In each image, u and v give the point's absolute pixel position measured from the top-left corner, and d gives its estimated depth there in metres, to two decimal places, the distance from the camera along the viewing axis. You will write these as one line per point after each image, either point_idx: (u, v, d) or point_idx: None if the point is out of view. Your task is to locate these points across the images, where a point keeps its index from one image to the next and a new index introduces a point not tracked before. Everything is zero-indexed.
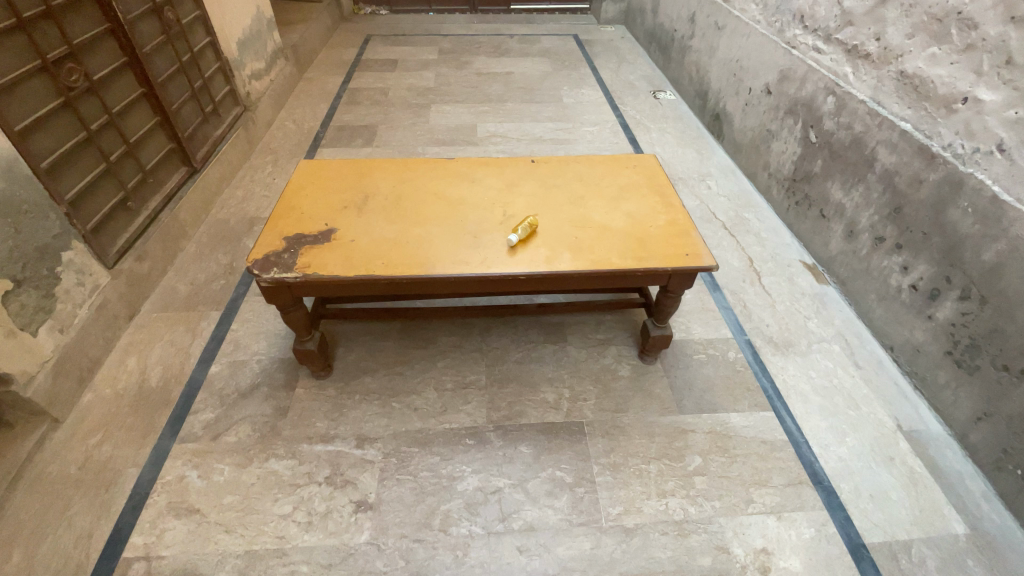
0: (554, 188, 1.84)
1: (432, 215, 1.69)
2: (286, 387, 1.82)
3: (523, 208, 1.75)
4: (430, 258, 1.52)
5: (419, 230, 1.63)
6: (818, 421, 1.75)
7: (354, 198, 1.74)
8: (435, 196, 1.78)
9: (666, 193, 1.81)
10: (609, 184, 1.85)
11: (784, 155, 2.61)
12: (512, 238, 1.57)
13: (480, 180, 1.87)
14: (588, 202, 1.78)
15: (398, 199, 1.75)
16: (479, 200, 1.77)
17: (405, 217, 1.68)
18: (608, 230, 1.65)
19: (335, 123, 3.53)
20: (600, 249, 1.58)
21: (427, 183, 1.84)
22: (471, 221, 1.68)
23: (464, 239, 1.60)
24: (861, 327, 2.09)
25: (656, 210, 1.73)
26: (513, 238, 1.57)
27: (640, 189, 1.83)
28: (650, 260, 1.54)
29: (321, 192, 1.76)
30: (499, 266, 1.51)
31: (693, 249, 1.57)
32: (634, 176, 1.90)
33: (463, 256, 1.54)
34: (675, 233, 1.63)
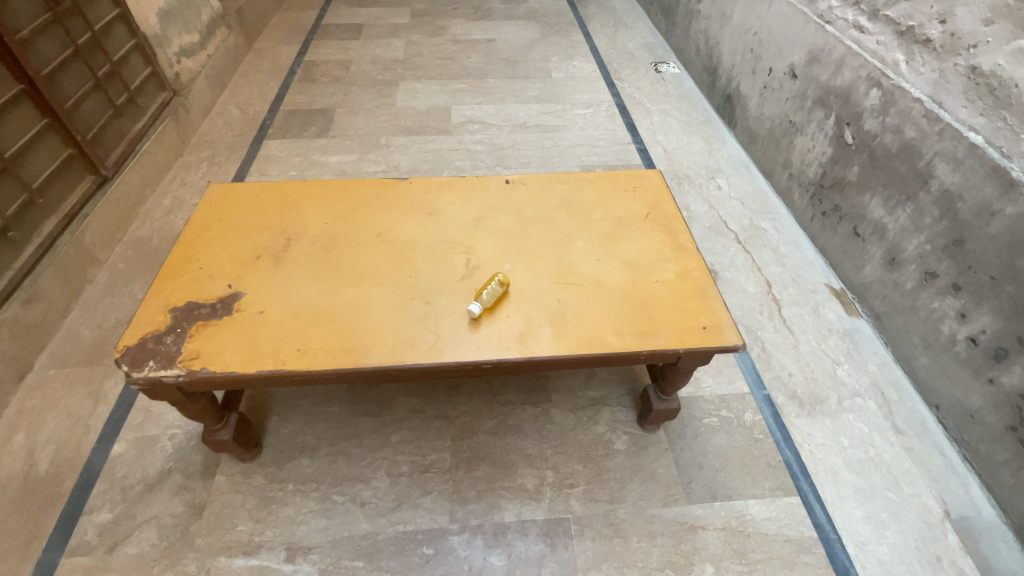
0: (533, 221, 1.44)
1: (374, 267, 1.30)
2: (206, 474, 1.50)
3: (491, 251, 1.36)
4: (364, 339, 1.14)
5: (353, 291, 1.23)
6: (852, 510, 1.45)
7: (273, 243, 1.35)
8: (380, 237, 1.38)
9: (676, 229, 1.41)
10: (604, 216, 1.46)
11: (811, 154, 2.20)
12: (476, 309, 1.17)
13: (440, 210, 1.46)
14: (577, 243, 1.38)
15: (331, 244, 1.35)
16: (435, 241, 1.38)
17: (336, 270, 1.28)
18: (601, 287, 1.26)
19: (286, 106, 3.04)
20: (590, 319, 1.19)
21: (370, 217, 1.43)
22: (423, 274, 1.28)
23: (411, 304, 1.21)
24: (900, 375, 1.76)
25: (663, 256, 1.34)
26: (477, 308, 1.18)
27: (642, 223, 1.44)
28: (656, 337, 1.16)
29: (232, 234, 1.37)
30: (456, 350, 1.13)
31: (712, 319, 1.20)
32: (635, 203, 1.50)
33: (407, 334, 1.15)
34: (687, 294, 1.25)
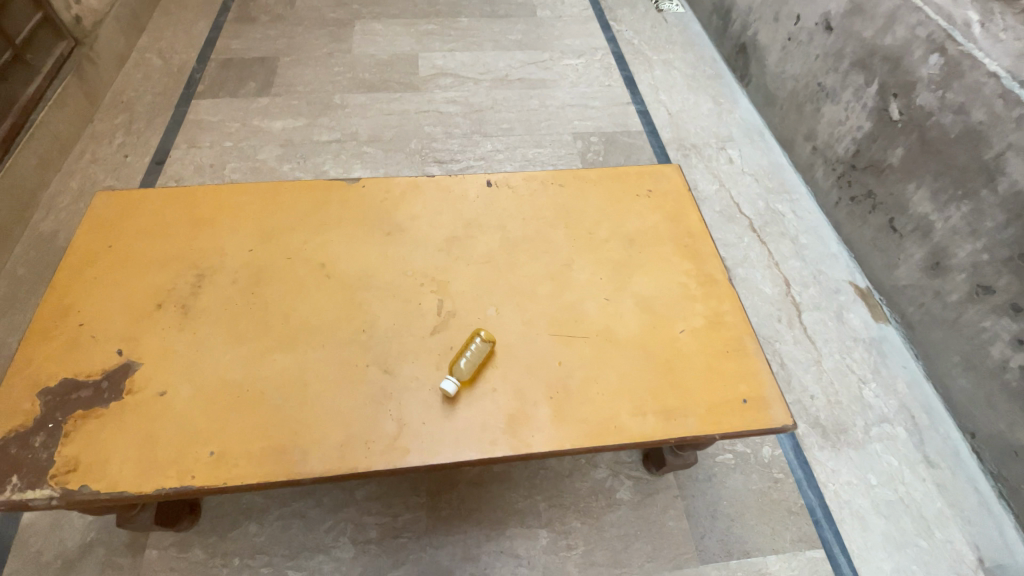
0: (522, 241, 1.13)
1: (314, 317, 0.99)
2: (134, 546, 1.24)
3: (470, 288, 1.05)
4: (302, 433, 0.86)
5: (289, 356, 0.94)
6: (881, 564, 1.29)
7: (184, 283, 1.04)
8: (324, 269, 1.06)
9: (703, 253, 1.13)
10: (613, 233, 1.15)
11: (842, 127, 1.89)
12: (452, 383, 0.89)
13: (402, 226, 1.13)
14: (580, 274, 1.08)
15: (259, 283, 1.04)
16: (397, 273, 1.06)
17: (265, 324, 0.98)
18: (612, 342, 0.98)
19: (218, 55, 2.52)
20: (601, 393, 0.92)
21: (312, 239, 1.10)
22: (381, 326, 0.98)
23: (367, 375, 0.92)
24: (931, 395, 1.58)
25: (689, 293, 1.06)
26: (455, 382, 0.90)
27: (661, 244, 1.14)
28: (685, 417, 0.90)
29: (131, 271, 1.05)
30: (426, 445, 0.85)
31: (753, 389, 0.94)
32: (650, 214, 1.19)
33: (361, 423, 0.87)
34: (721, 351, 0.98)
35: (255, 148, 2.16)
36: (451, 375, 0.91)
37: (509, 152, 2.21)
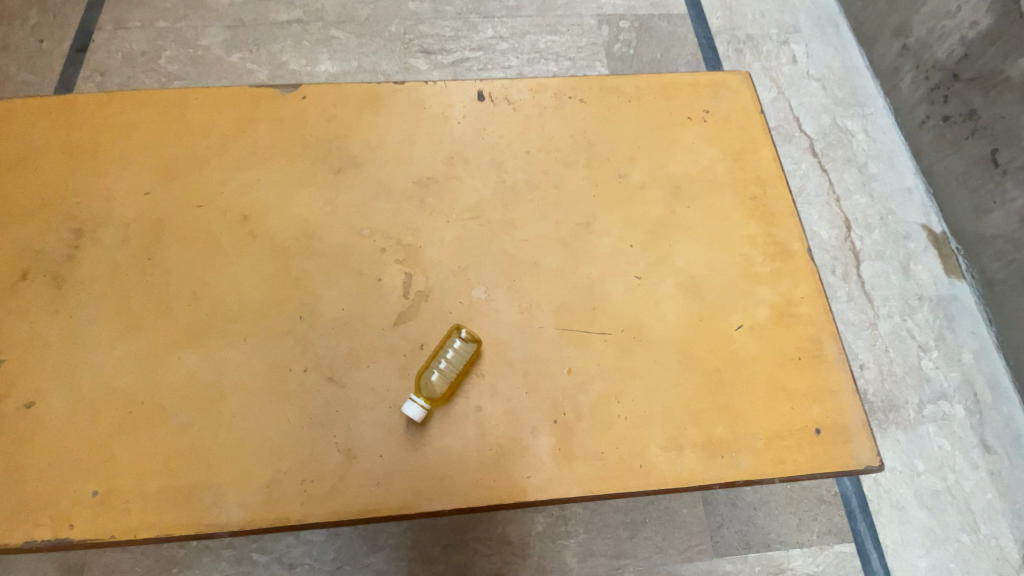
0: (525, 186, 0.80)
1: (233, 298, 0.72)
2: None
3: (449, 257, 0.75)
4: (213, 469, 0.63)
5: (197, 356, 0.69)
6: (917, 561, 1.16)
7: (63, 246, 0.77)
8: (248, 225, 0.77)
9: (775, 211, 0.81)
10: (653, 178, 0.82)
11: (948, 22, 1.44)
12: (421, 405, 0.65)
13: (356, 161, 0.81)
14: (604, 238, 0.77)
15: (161, 247, 0.76)
16: (346, 232, 0.76)
17: (167, 308, 0.72)
18: (643, 341, 0.71)
19: None
20: (623, 418, 0.67)
21: (231, 180, 0.80)
22: (324, 313, 0.71)
23: (304, 384, 0.67)
24: (1000, 368, 1.34)
25: (753, 271, 0.76)
26: (427, 403, 0.65)
27: (718, 197, 0.81)
28: (736, 454, 0.67)
29: None
30: (382, 487, 0.63)
31: (829, 414, 0.70)
32: (705, 149, 0.85)
33: (292, 456, 0.64)
34: (790, 358, 0.72)
35: (196, 30, 1.72)
36: (421, 393, 0.66)
37: (515, 40, 1.75)
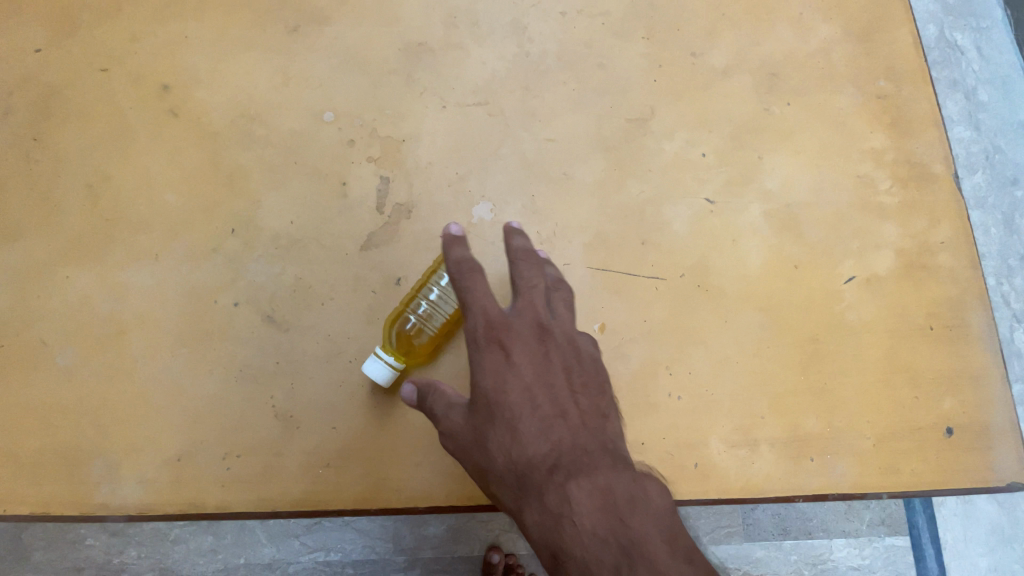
0: (555, 63, 0.56)
1: (142, 199, 0.52)
2: None
3: (442, 158, 0.53)
4: (109, 430, 0.47)
5: (92, 275, 0.50)
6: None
7: None
8: (167, 99, 0.55)
9: (913, 117, 0.57)
10: (741, 62, 0.57)
11: None
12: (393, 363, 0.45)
13: (318, 16, 0.57)
14: (665, 145, 0.54)
15: (51, 124, 0.55)
16: (301, 116, 0.54)
17: (54, 209, 0.52)
18: (710, 293, 0.50)
19: None
20: (674, 398, 0.48)
21: (146, 36, 0.57)
22: (264, 228, 0.51)
23: (232, 324, 0.49)
24: None
25: (876, 202, 0.54)
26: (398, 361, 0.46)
27: (832, 94, 0.57)
28: (831, 456, 0.47)
29: None
30: (333, 469, 0.46)
31: (965, 408, 0.49)
32: (819, 24, 0.59)
33: (214, 421, 0.47)
34: (919, 328, 0.51)
35: None
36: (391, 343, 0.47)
37: None
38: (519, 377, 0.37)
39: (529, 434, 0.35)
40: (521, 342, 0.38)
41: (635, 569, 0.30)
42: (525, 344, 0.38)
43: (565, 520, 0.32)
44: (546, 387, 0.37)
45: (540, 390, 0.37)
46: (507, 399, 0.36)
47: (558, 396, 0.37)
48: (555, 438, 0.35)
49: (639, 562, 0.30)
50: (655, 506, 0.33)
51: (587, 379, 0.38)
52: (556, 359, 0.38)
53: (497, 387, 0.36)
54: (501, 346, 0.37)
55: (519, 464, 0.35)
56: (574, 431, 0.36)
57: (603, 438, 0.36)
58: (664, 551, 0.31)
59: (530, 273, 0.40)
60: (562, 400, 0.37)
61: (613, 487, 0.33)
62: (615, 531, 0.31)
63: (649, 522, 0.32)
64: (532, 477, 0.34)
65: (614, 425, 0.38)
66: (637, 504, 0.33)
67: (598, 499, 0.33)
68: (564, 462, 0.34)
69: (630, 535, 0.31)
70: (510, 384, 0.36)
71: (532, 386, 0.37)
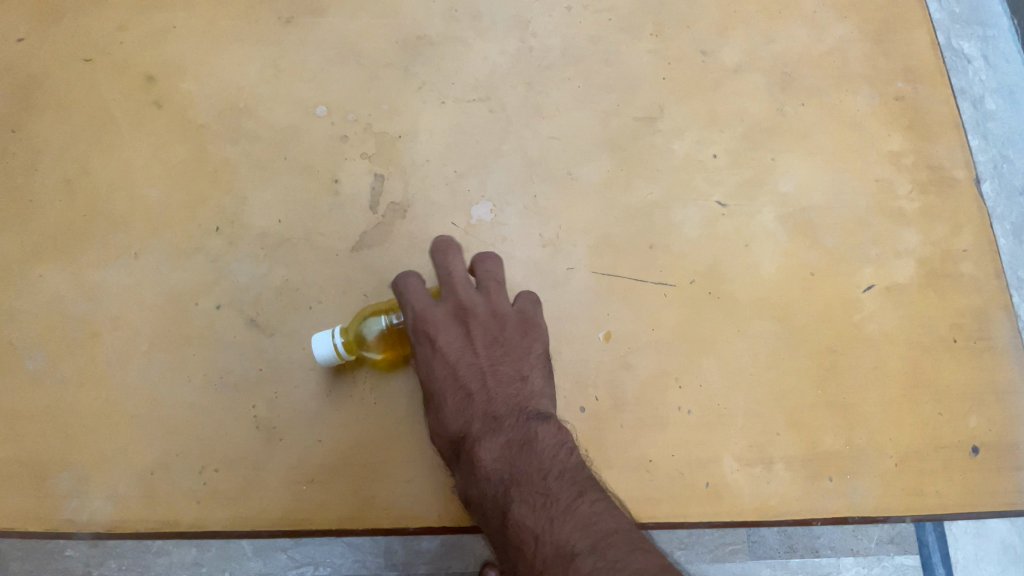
0: (560, 58, 0.54)
1: (122, 195, 0.49)
2: None
3: (440, 156, 0.50)
4: (78, 440, 0.44)
5: (65, 277, 0.47)
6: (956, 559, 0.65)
7: None
8: (152, 90, 0.53)
9: (933, 119, 0.54)
10: (753, 60, 0.55)
11: None
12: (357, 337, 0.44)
13: (313, 8, 0.54)
14: (674, 145, 0.51)
15: (29, 115, 0.52)
16: (293, 110, 0.51)
17: (28, 204, 0.49)
18: (721, 300, 0.47)
19: None
20: (684, 412, 0.45)
21: (132, 25, 0.55)
22: (251, 226, 0.48)
23: (214, 327, 0.46)
24: None
25: (896, 207, 0.51)
26: (365, 339, 0.44)
27: (849, 94, 0.54)
28: (851, 476, 0.44)
29: None
30: (318, 485, 0.43)
31: (992, 426, 0.47)
32: (833, 23, 0.57)
33: (191, 431, 0.44)
34: (942, 340, 0.48)
35: None
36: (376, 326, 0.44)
37: None
38: (441, 362, 0.40)
39: (450, 408, 0.40)
40: (443, 330, 0.41)
41: (512, 492, 0.35)
42: (446, 329, 0.41)
43: (470, 471, 0.38)
44: (469, 365, 0.40)
45: (464, 368, 0.40)
46: (433, 382, 0.40)
47: (477, 370, 0.40)
48: (466, 404, 0.40)
49: (515, 488, 0.35)
50: (548, 445, 0.37)
51: (509, 347, 0.41)
52: (477, 334, 0.41)
53: (425, 373, 0.41)
54: (421, 336, 0.41)
55: (445, 432, 0.40)
56: (488, 399, 0.39)
57: (518, 398, 0.40)
58: (543, 481, 0.35)
59: (449, 259, 0.42)
60: (479, 371, 0.40)
61: (511, 439, 0.37)
62: (504, 472, 0.36)
63: (536, 461, 0.36)
64: (451, 440, 0.40)
65: (533, 383, 0.41)
66: (527, 448, 0.37)
67: (495, 451, 0.37)
68: (474, 425, 0.39)
69: (515, 473, 0.36)
70: (433, 367, 0.40)
71: (451, 369, 0.40)
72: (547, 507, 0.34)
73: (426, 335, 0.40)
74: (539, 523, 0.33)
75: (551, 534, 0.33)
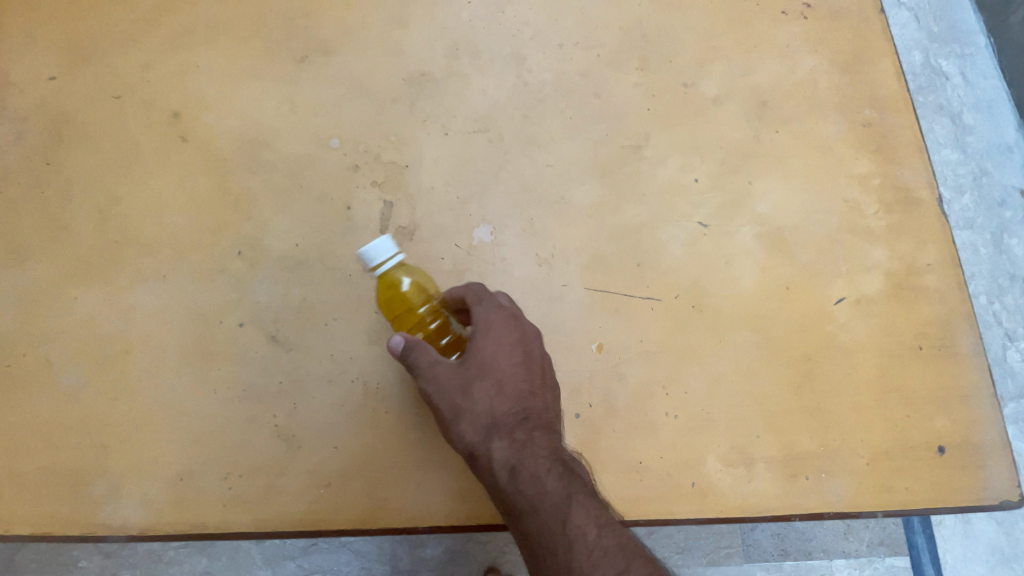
0: (553, 91, 0.58)
1: (151, 221, 0.53)
2: None
3: (443, 184, 0.55)
4: (112, 450, 0.47)
5: (98, 300, 0.51)
6: None
7: None
8: (177, 124, 0.57)
9: (898, 143, 0.59)
10: (731, 90, 0.59)
11: None
12: (397, 277, 0.49)
13: (325, 47, 0.59)
14: (658, 170, 0.56)
15: (63, 149, 0.57)
16: (308, 142, 0.56)
17: (64, 231, 0.53)
18: (704, 313, 0.51)
19: None
20: (670, 417, 0.49)
21: (158, 65, 0.59)
22: (270, 250, 0.52)
23: (237, 344, 0.49)
24: None
25: (864, 225, 0.55)
26: (399, 284, 0.49)
27: (819, 121, 0.59)
28: (825, 475, 0.48)
29: None
30: (334, 489, 0.47)
31: (956, 427, 0.50)
32: (804, 55, 0.61)
33: (216, 440, 0.47)
34: (909, 348, 0.52)
35: None
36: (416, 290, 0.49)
37: None
38: (506, 357, 0.45)
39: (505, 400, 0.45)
40: (512, 335, 0.46)
41: (566, 485, 0.42)
42: (516, 336, 0.46)
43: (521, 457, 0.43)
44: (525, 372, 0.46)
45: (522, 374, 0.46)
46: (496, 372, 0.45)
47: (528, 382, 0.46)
48: (524, 397, 0.45)
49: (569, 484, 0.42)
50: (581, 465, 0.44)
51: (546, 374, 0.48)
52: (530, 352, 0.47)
53: (486, 362, 0.45)
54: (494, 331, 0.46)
55: (490, 419, 0.44)
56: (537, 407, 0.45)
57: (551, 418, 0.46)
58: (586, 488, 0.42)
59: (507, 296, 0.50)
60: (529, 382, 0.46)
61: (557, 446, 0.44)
62: (556, 468, 0.42)
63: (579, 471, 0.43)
64: (501, 421, 0.44)
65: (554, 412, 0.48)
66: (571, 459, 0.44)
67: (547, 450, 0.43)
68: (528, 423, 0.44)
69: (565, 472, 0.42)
70: (498, 356, 0.45)
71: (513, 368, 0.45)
72: (595, 508, 0.41)
73: (501, 333, 0.46)
74: (593, 517, 0.40)
75: (603, 528, 0.40)
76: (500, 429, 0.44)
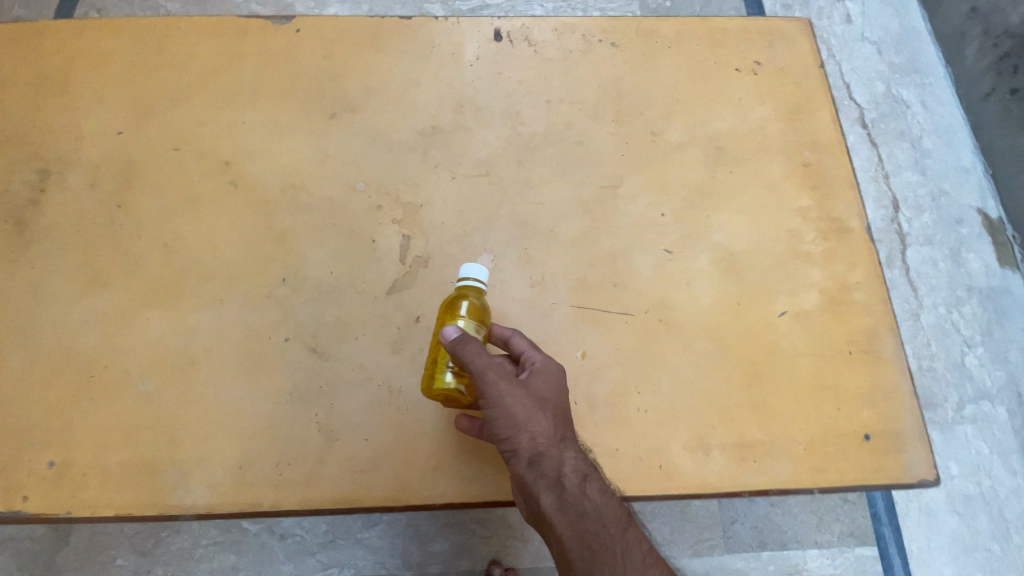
0: (543, 140, 0.70)
1: (209, 254, 0.64)
2: None
3: (451, 220, 0.66)
4: (181, 444, 0.57)
5: (166, 320, 0.61)
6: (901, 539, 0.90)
7: (26, 188, 0.68)
8: (228, 172, 0.68)
9: (833, 180, 0.70)
10: (692, 138, 0.71)
11: None
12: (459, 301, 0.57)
13: (351, 105, 0.70)
14: (631, 206, 0.67)
15: (132, 194, 0.68)
16: (338, 186, 0.67)
17: (135, 263, 0.64)
18: (669, 325, 0.62)
19: None
20: (642, 412, 0.59)
21: (210, 122, 0.70)
22: (308, 277, 0.63)
23: (283, 355, 0.60)
24: None
25: (803, 250, 0.66)
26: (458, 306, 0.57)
27: (766, 162, 0.70)
28: (770, 458, 0.58)
29: None
30: (366, 474, 0.56)
31: (880, 418, 0.61)
32: (754, 106, 0.73)
33: (267, 435, 0.57)
34: (840, 352, 0.62)
35: None
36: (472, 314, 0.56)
37: None
38: (560, 399, 0.55)
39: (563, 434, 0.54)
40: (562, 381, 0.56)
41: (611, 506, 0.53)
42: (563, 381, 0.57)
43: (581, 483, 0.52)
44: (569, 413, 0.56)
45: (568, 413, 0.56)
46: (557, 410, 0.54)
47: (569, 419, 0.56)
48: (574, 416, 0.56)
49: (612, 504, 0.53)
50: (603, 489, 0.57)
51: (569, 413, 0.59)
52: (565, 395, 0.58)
53: (548, 399, 0.54)
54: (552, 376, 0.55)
55: (553, 449, 0.53)
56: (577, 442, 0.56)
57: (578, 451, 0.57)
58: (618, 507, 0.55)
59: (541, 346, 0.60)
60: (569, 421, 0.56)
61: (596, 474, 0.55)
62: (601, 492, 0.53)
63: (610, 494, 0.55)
64: (567, 435, 0.54)
65: None
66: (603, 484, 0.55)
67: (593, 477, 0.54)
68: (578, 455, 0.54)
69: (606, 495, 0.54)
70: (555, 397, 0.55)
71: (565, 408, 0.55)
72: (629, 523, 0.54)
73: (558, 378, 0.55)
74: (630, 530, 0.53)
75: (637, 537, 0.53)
76: (567, 442, 0.54)
